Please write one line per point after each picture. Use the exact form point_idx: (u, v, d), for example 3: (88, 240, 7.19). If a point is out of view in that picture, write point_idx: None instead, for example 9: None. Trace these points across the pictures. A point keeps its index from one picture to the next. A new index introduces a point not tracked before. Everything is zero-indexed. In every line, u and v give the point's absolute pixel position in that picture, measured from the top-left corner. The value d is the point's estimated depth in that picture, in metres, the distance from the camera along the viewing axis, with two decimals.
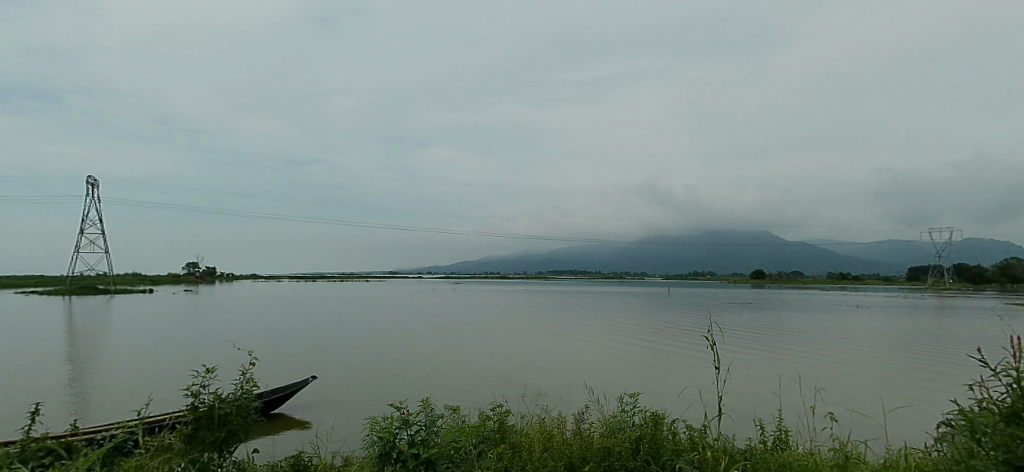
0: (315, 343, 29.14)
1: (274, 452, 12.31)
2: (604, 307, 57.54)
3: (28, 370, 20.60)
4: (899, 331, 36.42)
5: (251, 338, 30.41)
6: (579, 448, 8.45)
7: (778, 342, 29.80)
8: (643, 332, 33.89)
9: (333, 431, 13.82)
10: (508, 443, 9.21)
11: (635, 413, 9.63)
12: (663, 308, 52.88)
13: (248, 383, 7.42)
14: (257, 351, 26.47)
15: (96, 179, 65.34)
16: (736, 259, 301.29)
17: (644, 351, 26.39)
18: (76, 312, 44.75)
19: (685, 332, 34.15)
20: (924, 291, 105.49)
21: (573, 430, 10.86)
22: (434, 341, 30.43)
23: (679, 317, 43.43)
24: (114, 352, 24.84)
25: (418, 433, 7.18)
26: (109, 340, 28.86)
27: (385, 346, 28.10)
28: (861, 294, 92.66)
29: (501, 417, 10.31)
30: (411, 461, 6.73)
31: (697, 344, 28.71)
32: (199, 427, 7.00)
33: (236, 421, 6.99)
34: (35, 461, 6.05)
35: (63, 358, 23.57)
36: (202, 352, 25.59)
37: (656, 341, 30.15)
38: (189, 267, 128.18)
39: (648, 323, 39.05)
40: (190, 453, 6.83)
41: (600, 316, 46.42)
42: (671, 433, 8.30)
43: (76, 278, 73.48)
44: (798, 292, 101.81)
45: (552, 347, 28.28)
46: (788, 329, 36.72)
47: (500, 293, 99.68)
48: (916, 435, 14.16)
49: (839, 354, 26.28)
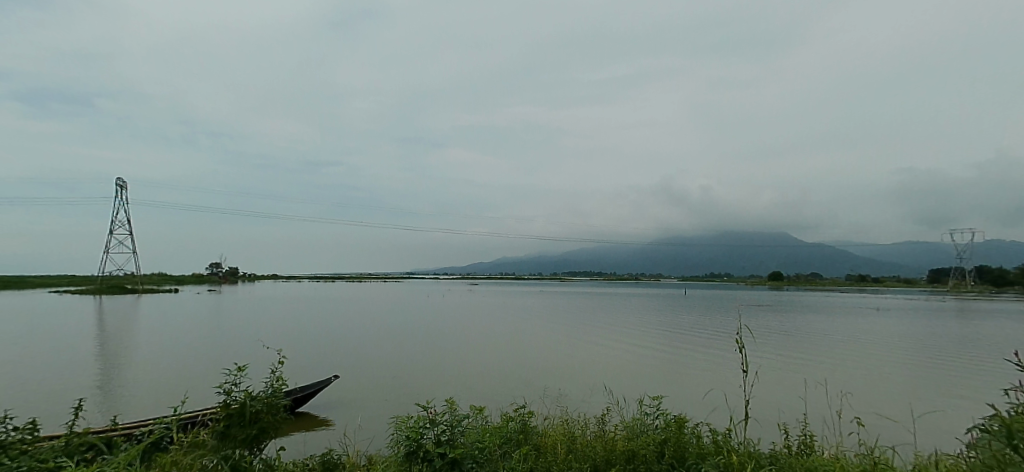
0: (342, 343, 29.49)
1: (302, 450, 12.52)
2: (626, 309, 57.42)
3: (65, 368, 21.19)
4: (924, 334, 35.89)
5: (279, 337, 30.80)
6: (603, 450, 8.43)
7: (800, 345, 29.59)
8: (665, 334, 33.71)
9: (361, 429, 14.06)
10: (532, 444, 9.21)
11: (657, 416, 9.58)
12: (683, 311, 52.87)
13: (279, 381, 7.61)
14: (284, 350, 27.11)
15: (125, 181, 66.50)
16: (753, 262, 298.24)
17: (668, 353, 26.25)
18: (105, 312, 45.87)
19: (706, 334, 34.11)
20: (946, 294, 103.36)
21: (595, 432, 10.89)
22: (456, 341, 30.76)
23: (697, 320, 43.23)
24: (146, 351, 25.28)
25: (444, 433, 7.26)
26: (140, 338, 29.37)
27: (406, 346, 28.64)
28: (881, 297, 90.82)
29: (523, 417, 10.31)
30: (437, 460, 6.78)
31: (720, 347, 28.53)
32: (231, 424, 7.12)
33: (267, 419, 7.19)
34: (78, 456, 6.24)
35: (96, 356, 24.23)
36: (231, 351, 26.00)
37: (675, 342, 30.14)
38: (211, 267, 130.01)
39: (671, 325, 38.97)
40: (222, 449, 6.90)
41: (620, 317, 46.28)
42: (695, 437, 8.24)
43: (107, 278, 75.52)
44: (814, 295, 100.76)
45: (570, 348, 28.60)
46: (809, 331, 36.47)
47: (516, 294, 99.70)
48: (947, 441, 13.82)
49: (864, 358, 25.79)
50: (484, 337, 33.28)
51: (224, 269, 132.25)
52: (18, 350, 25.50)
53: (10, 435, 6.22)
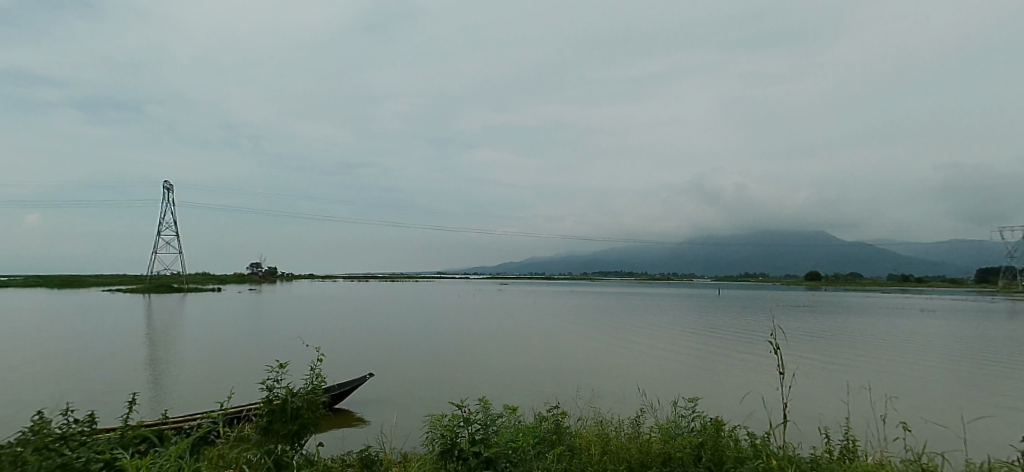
0: (377, 342, 30.02)
1: (341, 446, 12.84)
2: (660, 309, 56.86)
3: (120, 363, 22.29)
4: (974, 336, 34.48)
5: (317, 336, 31.57)
6: (638, 452, 8.38)
7: (840, 346, 28.81)
8: (701, 336, 33.25)
9: (397, 426, 14.32)
10: (566, 445, 9.22)
11: (693, 418, 9.46)
12: (718, 311, 52.10)
13: (318, 378, 7.86)
14: (322, 349, 27.87)
15: (172, 184, 69.14)
16: (791, 261, 290.93)
17: (703, 355, 25.85)
18: (154, 309, 47.85)
19: (743, 335, 33.47)
20: (997, 294, 98.74)
21: (629, 434, 10.83)
22: (489, 341, 30.97)
23: (733, 320, 42.56)
24: (193, 348, 26.23)
25: (478, 432, 7.36)
26: (187, 336, 30.46)
27: (440, 345, 29.06)
28: (926, 298, 87.48)
29: (557, 418, 10.32)
30: (472, 459, 6.86)
31: (757, 349, 28.01)
32: (273, 419, 7.35)
33: (307, 415, 7.39)
34: (132, 447, 6.55)
35: (147, 352, 25.34)
36: (272, 348, 26.79)
37: (710, 343, 29.76)
38: (252, 267, 133.83)
39: (706, 326, 38.42)
40: (265, 444, 7.14)
41: (654, 318, 45.80)
42: (733, 441, 8.10)
43: (156, 277, 78.64)
44: (855, 295, 97.83)
45: (603, 348, 28.45)
46: (851, 332, 35.49)
47: (548, 295, 99.79)
48: (999, 449, 13.24)
49: (909, 361, 24.87)
50: (517, 336, 33.43)
51: (264, 269, 136.03)
52: (77, 345, 26.92)
53: (71, 427, 6.58)
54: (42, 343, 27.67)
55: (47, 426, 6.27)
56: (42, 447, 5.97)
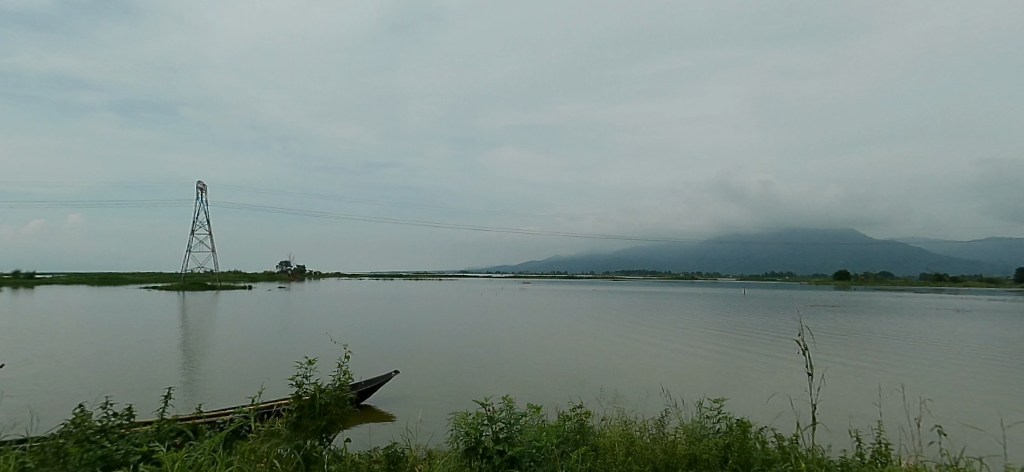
0: (403, 339, 30.38)
1: (368, 442, 13.02)
2: (686, 308, 56.29)
3: (155, 358, 22.98)
4: (1015, 337, 33.25)
5: (345, 333, 32.05)
6: (663, 453, 8.32)
7: (873, 348, 28.04)
8: (727, 335, 32.76)
9: (421, 424, 14.45)
10: (589, 445, 9.18)
11: (719, 420, 9.30)
12: (745, 311, 51.33)
13: (345, 374, 7.99)
14: (348, 346, 28.34)
15: (205, 184, 70.87)
16: (821, 260, 284.81)
17: (730, 355, 25.50)
18: (187, 306, 49.28)
19: (772, 335, 32.87)
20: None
21: (654, 435, 10.72)
22: (513, 340, 31.06)
23: (759, 320, 41.94)
24: (225, 345, 26.85)
25: (502, 431, 7.40)
26: (220, 332, 31.22)
27: (464, 343, 29.30)
28: (961, 298, 84.97)
29: (580, 417, 10.28)
30: (497, 457, 6.90)
31: (786, 349, 27.49)
32: (302, 415, 7.51)
33: (335, 411, 7.53)
34: (168, 441, 6.76)
35: (182, 347, 26.06)
36: (301, 345, 27.27)
37: (736, 343, 29.36)
38: (280, 266, 136.47)
39: (733, 326, 37.88)
40: (294, 439, 7.29)
41: (680, 318, 45.29)
42: (760, 443, 7.97)
43: (190, 276, 80.83)
44: (886, 294, 95.52)
45: (628, 348, 28.26)
46: (882, 333, 34.67)
47: (573, 294, 99.59)
48: None
49: (946, 363, 24.10)
50: (542, 335, 33.40)
51: (292, 267, 138.81)
52: (115, 340, 27.89)
53: (110, 420, 6.81)
54: (83, 339, 28.69)
55: (88, 418, 6.51)
56: (83, 439, 6.21)
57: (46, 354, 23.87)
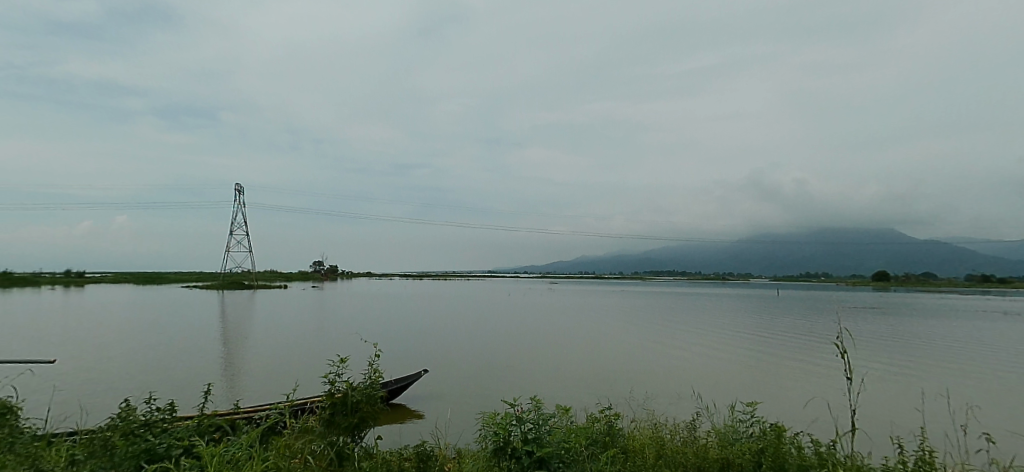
0: (434, 339, 30.70)
1: (398, 440, 13.19)
2: (719, 310, 55.36)
3: (195, 355, 23.76)
4: None
5: (377, 333, 32.55)
6: (694, 457, 8.20)
7: (916, 352, 27.06)
8: (762, 337, 32.06)
9: (450, 423, 14.57)
10: (619, 448, 9.10)
11: (753, 424, 9.09)
12: (781, 312, 50.20)
13: (376, 373, 8.10)
14: (379, 345, 28.80)
15: (242, 186, 72.83)
16: (859, 261, 276.76)
17: (764, 358, 24.92)
18: (226, 305, 50.80)
19: (808, 338, 32.04)
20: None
21: (684, 439, 10.56)
22: (542, 340, 31.07)
23: (793, 322, 41.04)
24: (262, 343, 27.55)
25: (530, 431, 7.38)
26: (256, 331, 32.06)
27: (494, 343, 29.44)
28: (1010, 300, 82.01)
29: (610, 419, 10.20)
30: (525, 458, 6.90)
31: (823, 353, 26.76)
32: (335, 412, 7.67)
33: (366, 409, 7.65)
34: (207, 435, 6.97)
35: (221, 345, 26.83)
36: (334, 344, 27.79)
37: (771, 346, 28.68)
38: (314, 265, 139.47)
39: (767, 328, 37.07)
40: (328, 436, 7.45)
41: (712, 319, 44.54)
42: (795, 448, 7.79)
43: (228, 275, 83.19)
44: (930, 296, 92.18)
45: (659, 350, 27.91)
46: (924, 336, 33.51)
47: (603, 294, 98.97)
48: None
49: (994, 368, 23.07)
50: (571, 336, 33.28)
51: (325, 267, 141.62)
52: (159, 337, 28.92)
53: (154, 415, 7.07)
54: (129, 335, 29.88)
55: (133, 413, 6.78)
56: (128, 433, 6.46)
57: (94, 350, 24.91)
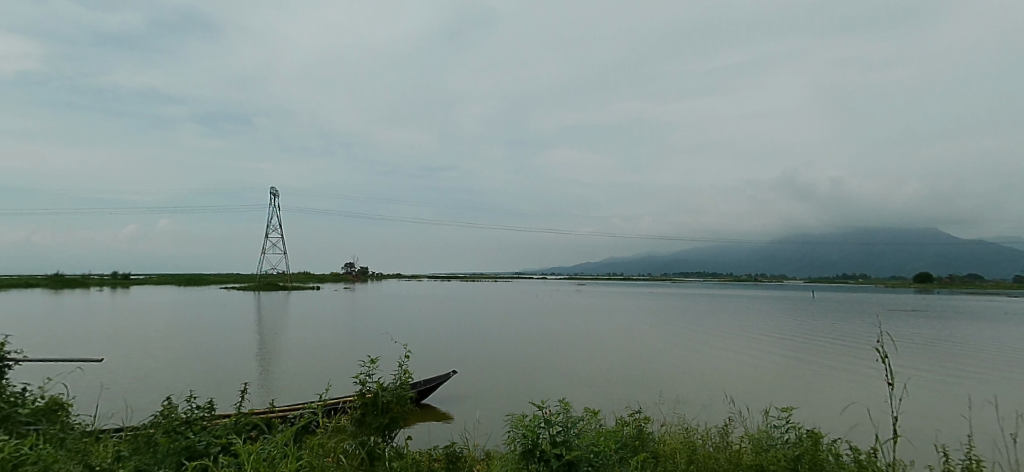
0: (463, 340, 30.96)
1: (428, 441, 13.34)
2: (753, 312, 54.37)
3: (233, 354, 24.49)
4: None
5: (407, 334, 32.97)
6: (727, 463, 8.06)
7: (961, 357, 26.03)
8: (797, 341, 31.30)
9: (478, 424, 14.65)
10: (649, 452, 9.00)
11: (789, 430, 8.87)
12: (816, 315, 49.05)
13: (405, 373, 8.21)
14: (410, 346, 29.20)
15: (276, 190, 74.77)
16: (900, 261, 268.16)
17: (800, 362, 24.32)
18: (262, 305, 52.17)
19: (846, 341, 31.16)
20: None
21: (716, 444, 10.38)
22: (571, 342, 30.98)
23: (829, 325, 39.98)
24: (296, 343, 28.20)
25: (559, 434, 7.36)
26: (291, 331, 32.84)
27: (523, 344, 29.48)
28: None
29: (640, 423, 10.10)
30: (554, 461, 6.90)
31: (861, 356, 26.02)
32: (366, 412, 7.79)
33: (397, 409, 7.74)
34: (244, 434, 7.17)
35: (258, 344, 27.58)
36: (365, 344, 28.26)
37: (807, 350, 28.00)
38: (347, 267, 142.17)
39: (803, 331, 36.21)
40: (359, 435, 7.59)
41: (745, 321, 43.72)
42: (833, 456, 7.58)
43: (264, 276, 85.48)
44: (977, 298, 88.54)
45: (690, 353, 27.50)
46: (969, 339, 32.27)
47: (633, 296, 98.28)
48: None
49: None
50: (600, 338, 33.11)
51: (357, 269, 144.27)
52: (199, 337, 29.92)
53: (194, 412, 7.30)
54: (171, 335, 30.95)
55: (175, 410, 7.02)
56: (170, 430, 6.69)
57: (139, 349, 25.90)
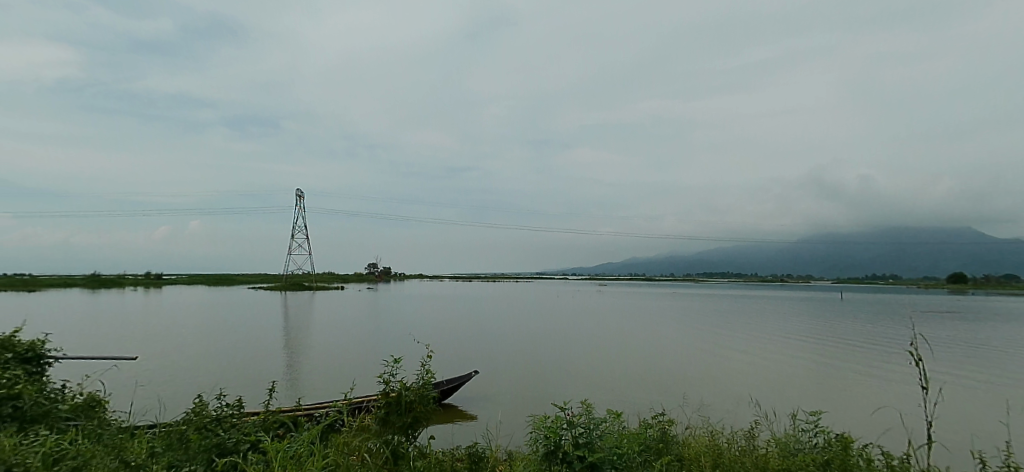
0: (485, 340, 31.06)
1: (451, 441, 13.40)
2: (779, 313, 53.49)
3: (260, 353, 24.98)
4: None
5: (430, 334, 33.19)
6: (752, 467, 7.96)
7: (999, 360, 25.18)
8: (825, 343, 30.63)
9: (501, 425, 14.66)
10: (673, 455, 8.91)
11: (817, 434, 8.68)
12: (845, 316, 48.06)
13: (428, 373, 8.24)
14: (433, 346, 29.44)
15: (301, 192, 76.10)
16: (932, 261, 261.03)
17: (828, 365, 23.80)
18: (288, 306, 53.08)
19: (876, 343, 30.41)
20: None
21: (742, 447, 10.22)
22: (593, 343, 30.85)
23: (859, 327, 39.09)
24: (321, 342, 28.57)
25: (581, 435, 7.34)
26: (315, 330, 33.30)
27: (545, 346, 29.42)
28: None
29: (664, 426, 10.00)
30: (576, 462, 6.89)
31: (892, 359, 25.38)
32: (390, 411, 7.85)
33: (419, 409, 7.79)
34: (271, 431, 7.31)
35: (284, 343, 28.05)
36: (388, 344, 28.53)
37: (835, 352, 27.42)
38: (370, 267, 143.85)
39: (831, 332, 35.50)
40: (383, 434, 7.67)
41: (771, 323, 43.02)
42: (864, 461, 7.42)
43: (290, 276, 86.92)
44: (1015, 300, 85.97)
45: (715, 355, 27.12)
46: (1007, 342, 31.20)
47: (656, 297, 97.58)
48: None
49: None
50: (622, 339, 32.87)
51: (380, 269, 145.98)
52: (229, 336, 30.55)
53: (223, 410, 7.46)
54: (200, 334, 31.66)
55: (206, 408, 7.18)
56: (201, 427, 6.86)
57: (171, 347, 26.57)
